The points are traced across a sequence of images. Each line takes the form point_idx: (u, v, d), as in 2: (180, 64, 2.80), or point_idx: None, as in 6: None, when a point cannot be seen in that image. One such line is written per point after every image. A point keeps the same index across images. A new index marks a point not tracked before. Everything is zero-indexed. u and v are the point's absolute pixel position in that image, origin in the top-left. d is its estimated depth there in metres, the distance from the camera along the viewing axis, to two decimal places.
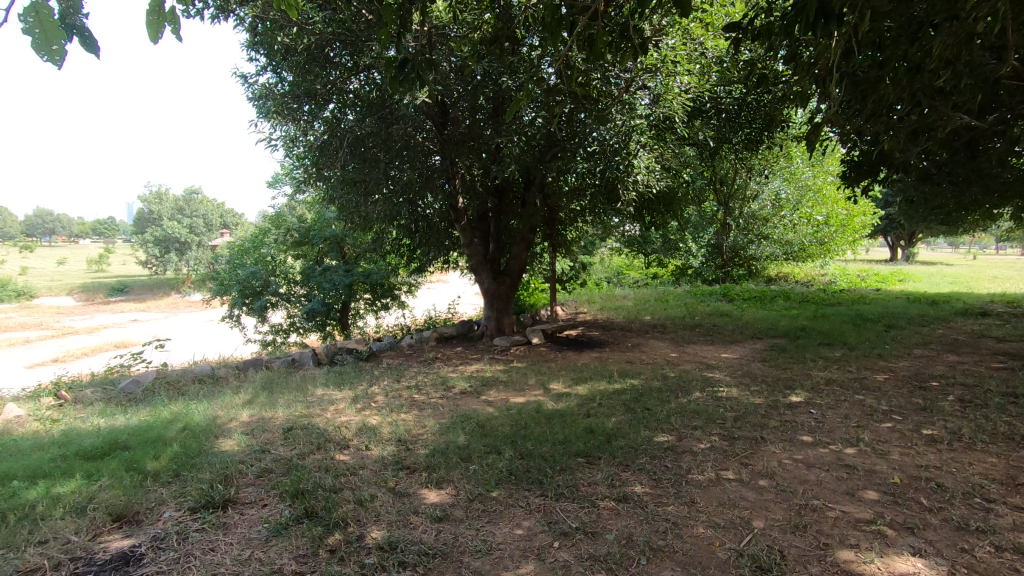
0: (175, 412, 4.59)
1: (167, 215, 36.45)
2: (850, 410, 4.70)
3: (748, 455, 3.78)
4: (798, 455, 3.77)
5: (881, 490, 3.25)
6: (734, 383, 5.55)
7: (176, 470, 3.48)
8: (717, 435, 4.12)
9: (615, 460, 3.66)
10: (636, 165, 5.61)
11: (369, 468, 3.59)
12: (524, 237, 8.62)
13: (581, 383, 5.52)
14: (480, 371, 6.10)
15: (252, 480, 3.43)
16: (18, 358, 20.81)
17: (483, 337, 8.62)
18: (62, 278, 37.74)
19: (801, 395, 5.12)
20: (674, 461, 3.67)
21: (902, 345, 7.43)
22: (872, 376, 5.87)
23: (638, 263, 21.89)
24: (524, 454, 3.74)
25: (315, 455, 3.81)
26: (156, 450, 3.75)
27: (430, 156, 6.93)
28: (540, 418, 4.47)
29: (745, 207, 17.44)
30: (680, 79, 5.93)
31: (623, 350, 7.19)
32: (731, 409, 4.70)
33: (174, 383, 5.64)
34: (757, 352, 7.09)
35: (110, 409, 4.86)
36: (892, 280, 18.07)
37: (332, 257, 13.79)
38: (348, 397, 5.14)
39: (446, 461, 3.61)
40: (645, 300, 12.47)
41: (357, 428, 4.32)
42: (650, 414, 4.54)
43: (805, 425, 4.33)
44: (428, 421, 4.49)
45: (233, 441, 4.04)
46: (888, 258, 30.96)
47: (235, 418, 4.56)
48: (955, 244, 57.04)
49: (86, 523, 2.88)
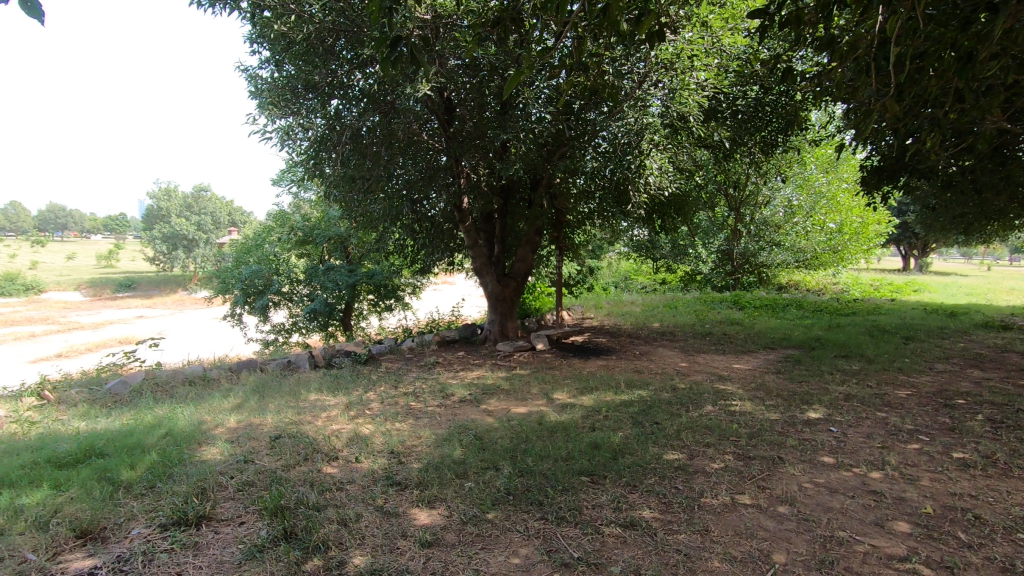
0: (159, 417, 4.37)
1: (176, 212, 36.56)
2: (873, 429, 4.41)
3: (766, 477, 3.51)
4: (820, 478, 3.49)
5: (913, 522, 2.97)
6: (747, 397, 5.27)
7: (150, 481, 3.25)
8: (731, 454, 3.84)
9: (622, 480, 3.40)
10: (648, 165, 5.35)
11: (357, 483, 3.35)
12: (531, 239, 8.39)
13: (587, 393, 5.26)
14: (481, 378, 5.86)
15: (231, 494, 3.20)
16: (22, 352, 20.83)
17: (486, 342, 8.38)
18: (71, 273, 37.96)
19: (820, 411, 4.83)
20: (685, 483, 3.40)
21: (923, 358, 7.11)
22: (894, 392, 5.57)
23: (646, 268, 21.61)
24: (524, 471, 3.48)
25: (301, 467, 3.57)
26: (132, 459, 3.52)
27: (434, 154, 6.71)
28: (542, 431, 4.21)
29: (756, 214, 17.12)
30: (696, 76, 5.67)
31: (631, 359, 6.92)
32: (745, 425, 4.43)
33: (163, 385, 5.44)
34: (771, 363, 6.80)
35: (93, 411, 4.66)
36: (907, 290, 17.66)
37: (336, 257, 13.62)
38: (342, 404, 4.91)
39: (440, 478, 3.36)
40: (654, 307, 12.19)
41: (348, 437, 4.08)
42: (660, 429, 4.28)
43: (825, 445, 4.05)
44: (424, 431, 4.25)
45: (216, 450, 3.81)
46: (900, 268, 30.47)
47: (221, 424, 4.34)
48: (968, 255, 56.27)
49: (46, 540, 2.66)
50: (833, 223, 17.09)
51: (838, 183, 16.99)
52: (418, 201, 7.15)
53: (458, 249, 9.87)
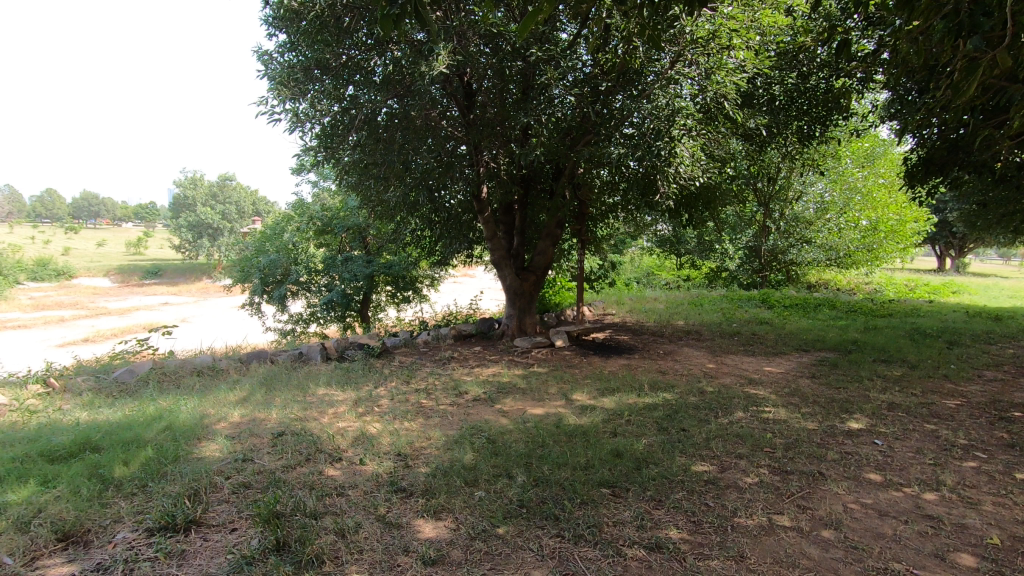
0: (161, 409, 4.21)
1: (202, 201, 37.05)
2: (922, 443, 4.04)
3: (806, 495, 3.19)
4: (866, 499, 3.15)
5: (978, 555, 2.62)
6: (781, 403, 4.91)
7: (142, 480, 3.07)
8: (766, 468, 3.52)
9: (646, 494, 3.11)
10: (680, 152, 5.02)
11: (359, 488, 3.12)
12: (552, 231, 8.09)
13: (608, 394, 4.97)
14: (497, 375, 5.60)
15: (225, 496, 3.00)
16: (51, 336, 21.33)
17: (504, 337, 8.12)
18: (101, 259, 38.87)
19: (862, 421, 4.46)
20: (716, 499, 3.10)
21: (970, 365, 6.63)
22: (942, 401, 5.14)
23: (669, 264, 21.12)
24: (539, 481, 3.21)
25: (302, 468, 3.36)
26: (126, 454, 3.35)
27: (452, 140, 6.44)
28: (559, 435, 3.93)
29: (786, 209, 16.51)
30: (734, 56, 5.28)
31: (655, 358, 6.60)
32: (780, 435, 4.09)
33: (170, 375, 5.30)
34: (805, 366, 6.41)
35: (96, 401, 4.53)
36: (945, 291, 16.87)
37: (354, 247, 13.49)
38: (350, 399, 4.70)
39: (448, 486, 3.11)
40: (678, 304, 11.78)
41: (353, 436, 3.86)
42: (687, 437, 3.97)
43: (871, 460, 3.69)
44: (434, 432, 4.01)
45: (215, 446, 3.62)
46: (934, 268, 29.34)
47: (224, 418, 4.17)
48: (1006, 256, 54.18)
49: (24, 543, 2.48)
50: (868, 221, 16.38)
51: (874, 178, 16.28)
52: (435, 190, 6.90)
53: (477, 241, 9.62)
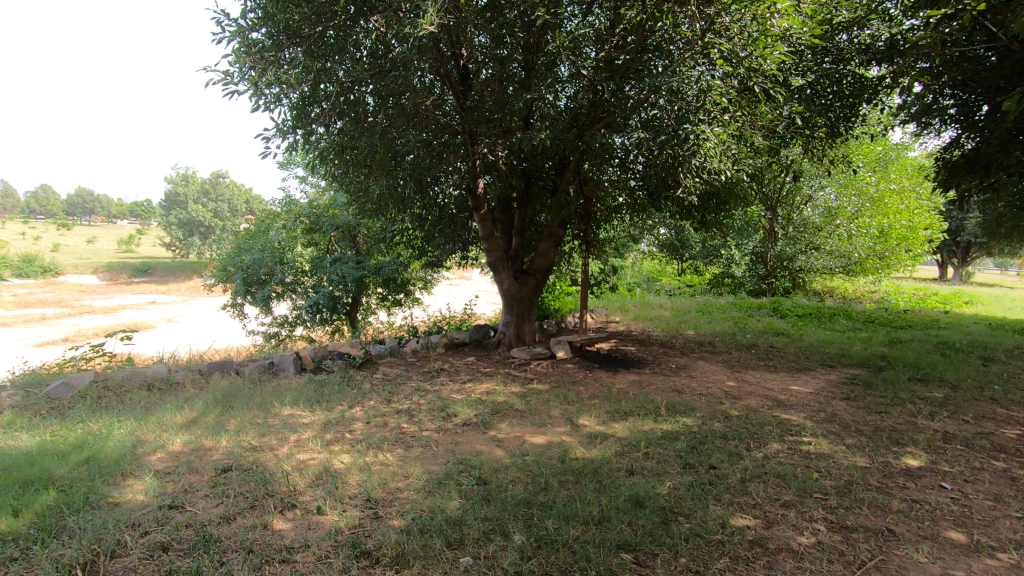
0: (87, 436, 3.52)
1: (193, 198, 36.23)
2: (998, 488, 3.37)
3: (880, 563, 2.52)
4: (957, 571, 2.48)
5: None
6: (820, 431, 4.23)
7: (28, 541, 2.37)
8: (823, 523, 2.84)
9: (679, 564, 2.43)
10: (709, 137, 4.36)
11: (311, 551, 2.44)
12: (554, 232, 7.41)
13: (619, 419, 4.28)
14: (492, 393, 4.91)
15: (134, 563, 2.31)
16: (29, 336, 20.52)
17: (500, 346, 7.44)
18: (89, 256, 38.06)
19: (920, 457, 3.78)
20: (767, 571, 2.42)
21: (1017, 386, 5.97)
22: (1003, 431, 4.48)
23: (671, 269, 20.48)
24: (542, 542, 2.53)
25: (243, 520, 2.67)
26: (20, 501, 2.66)
27: (446, 125, 5.74)
28: (566, 474, 3.25)
29: (794, 214, 15.90)
30: (775, 23, 4.63)
31: (668, 374, 5.92)
32: (829, 476, 3.41)
33: (113, 390, 4.60)
34: (836, 386, 5.72)
35: (14, 423, 3.83)
36: (959, 301, 16.23)
37: (343, 246, 12.79)
38: (319, 422, 4.00)
39: (425, 550, 2.43)
40: (685, 311, 11.11)
41: (315, 474, 3.17)
42: (719, 477, 3.29)
43: (946, 512, 3.02)
44: (414, 468, 3.32)
45: (140, 487, 2.92)
46: (938, 277, 28.79)
47: (162, 447, 3.47)
48: (1006, 266, 53.79)
49: None
50: (880, 227, 15.73)
51: (886, 183, 15.67)
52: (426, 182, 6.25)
53: (473, 241, 8.93)
